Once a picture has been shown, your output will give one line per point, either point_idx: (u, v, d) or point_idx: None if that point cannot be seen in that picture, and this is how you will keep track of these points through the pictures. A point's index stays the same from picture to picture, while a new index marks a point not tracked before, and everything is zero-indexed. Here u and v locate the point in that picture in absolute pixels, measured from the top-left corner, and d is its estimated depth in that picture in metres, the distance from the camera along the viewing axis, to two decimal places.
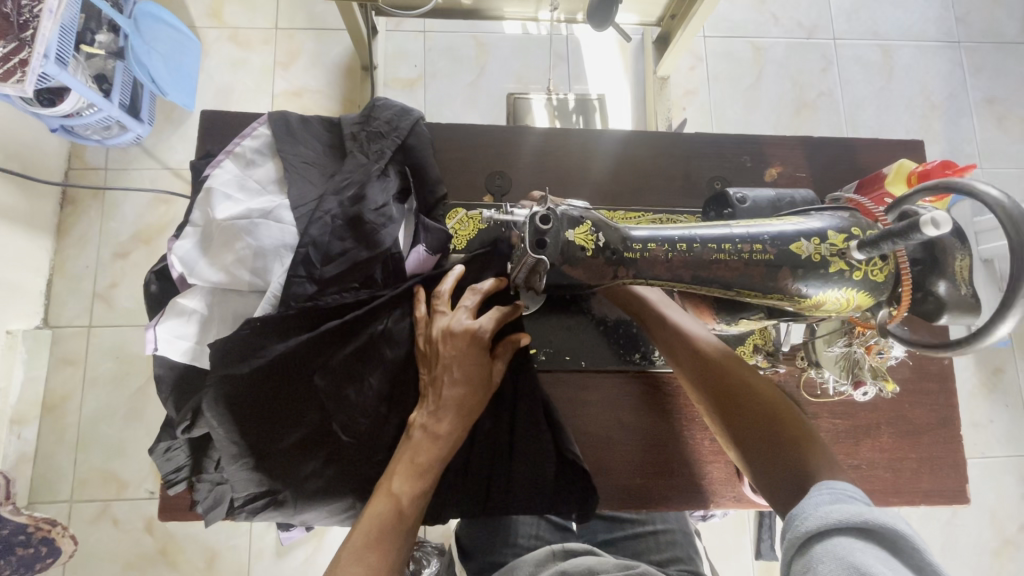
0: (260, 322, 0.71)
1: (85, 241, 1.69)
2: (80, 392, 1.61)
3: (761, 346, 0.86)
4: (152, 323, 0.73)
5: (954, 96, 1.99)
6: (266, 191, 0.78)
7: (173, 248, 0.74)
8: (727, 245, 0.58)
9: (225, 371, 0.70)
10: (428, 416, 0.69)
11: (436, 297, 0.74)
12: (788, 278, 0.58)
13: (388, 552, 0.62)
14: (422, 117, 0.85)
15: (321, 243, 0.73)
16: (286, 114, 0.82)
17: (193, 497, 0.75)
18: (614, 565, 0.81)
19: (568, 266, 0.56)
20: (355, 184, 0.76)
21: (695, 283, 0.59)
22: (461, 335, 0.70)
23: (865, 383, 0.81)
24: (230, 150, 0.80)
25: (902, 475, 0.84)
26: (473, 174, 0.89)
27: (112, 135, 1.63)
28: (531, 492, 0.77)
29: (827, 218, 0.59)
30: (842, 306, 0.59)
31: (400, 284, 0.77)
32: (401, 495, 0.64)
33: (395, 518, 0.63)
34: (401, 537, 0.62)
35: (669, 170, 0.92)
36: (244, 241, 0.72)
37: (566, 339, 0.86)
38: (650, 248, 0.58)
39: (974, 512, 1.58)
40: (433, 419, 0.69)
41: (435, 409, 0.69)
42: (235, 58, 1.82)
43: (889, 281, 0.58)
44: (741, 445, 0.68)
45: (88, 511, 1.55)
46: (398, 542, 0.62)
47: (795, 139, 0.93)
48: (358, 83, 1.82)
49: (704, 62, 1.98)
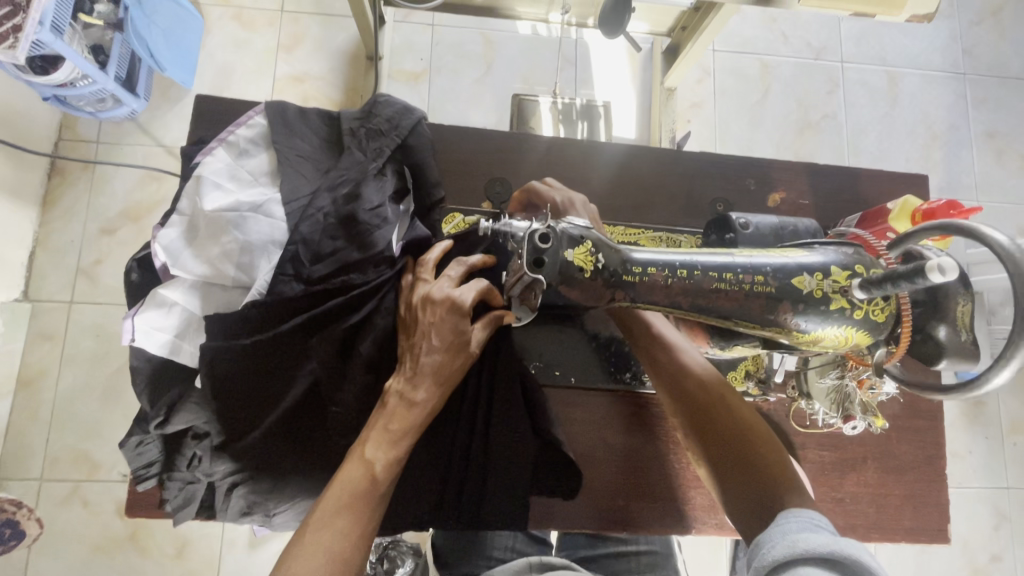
0: (249, 316, 0.69)
1: (70, 215, 1.64)
2: (56, 370, 1.57)
3: (753, 372, 0.85)
4: (132, 312, 0.72)
5: (956, 127, 2.00)
6: (258, 183, 0.75)
7: (158, 236, 0.72)
8: (729, 274, 0.56)
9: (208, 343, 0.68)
10: (404, 383, 0.66)
11: (420, 265, 0.72)
12: (788, 312, 0.56)
13: (360, 518, 0.59)
14: (425, 117, 0.83)
15: (311, 241, 0.71)
16: (284, 105, 0.80)
17: (163, 494, 0.72)
18: None
19: (565, 287, 0.54)
20: (351, 182, 0.74)
21: (695, 311, 0.58)
22: (441, 301, 0.67)
23: (855, 417, 0.81)
24: (223, 138, 0.77)
25: (884, 510, 0.84)
26: (473, 179, 0.88)
27: (106, 108, 1.59)
28: (509, 488, 0.76)
29: (829, 253, 0.58)
30: (840, 343, 0.58)
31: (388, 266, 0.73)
32: (374, 460, 0.61)
33: (367, 485, 0.61)
34: (374, 504, 0.60)
35: (672, 188, 0.90)
36: (231, 234, 0.69)
37: (551, 345, 0.84)
38: (649, 272, 0.56)
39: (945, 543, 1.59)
40: (409, 389, 0.65)
41: (411, 377, 0.66)
42: (238, 38, 1.78)
43: (890, 321, 0.57)
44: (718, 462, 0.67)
45: (58, 491, 1.51)
46: (371, 509, 0.60)
47: (800, 164, 0.92)
48: (361, 72, 1.79)
49: (712, 75, 1.97)
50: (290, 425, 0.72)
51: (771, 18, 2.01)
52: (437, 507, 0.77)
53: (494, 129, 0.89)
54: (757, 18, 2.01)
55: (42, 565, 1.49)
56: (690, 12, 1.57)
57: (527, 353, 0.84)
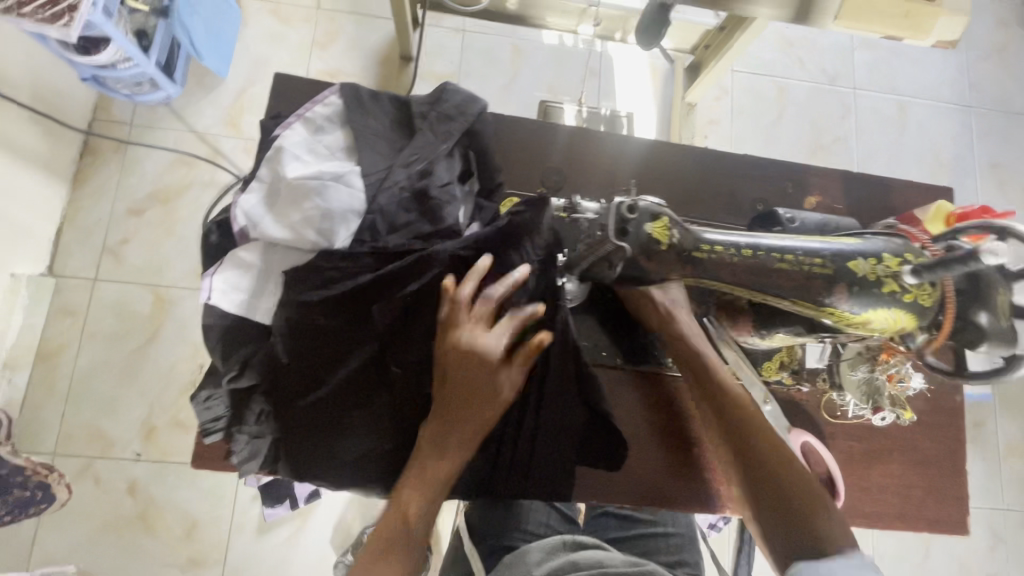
0: (328, 276, 0.74)
1: (100, 194, 1.67)
2: (77, 345, 1.58)
3: (787, 363, 0.88)
4: (209, 272, 0.75)
5: (961, 156, 2.08)
6: (334, 157, 0.80)
7: (239, 200, 0.75)
8: (790, 255, 0.61)
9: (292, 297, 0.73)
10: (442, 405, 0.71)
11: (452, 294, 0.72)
12: (844, 293, 0.61)
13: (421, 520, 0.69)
14: (487, 105, 0.87)
15: (388, 212, 0.76)
16: (358, 87, 0.84)
17: (230, 448, 0.75)
18: (622, 561, 0.83)
19: (643, 257, 0.58)
20: (423, 160, 0.79)
21: (756, 288, 0.62)
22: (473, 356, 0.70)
23: (884, 409, 0.85)
24: (301, 114, 0.82)
25: (908, 501, 0.88)
26: (529, 168, 0.93)
27: (142, 92, 1.63)
28: (554, 455, 0.81)
29: (881, 241, 0.63)
30: (889, 326, 0.62)
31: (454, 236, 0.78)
32: (427, 471, 0.70)
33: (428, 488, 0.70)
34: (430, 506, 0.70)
35: (716, 187, 0.95)
36: (313, 201, 0.73)
37: (596, 328, 0.88)
38: (717, 250, 0.61)
39: (943, 556, 1.63)
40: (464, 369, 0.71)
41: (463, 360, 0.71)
42: (275, 32, 1.84)
43: (935, 307, 0.62)
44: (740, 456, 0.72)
45: (71, 466, 1.51)
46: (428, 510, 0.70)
47: (834, 172, 0.98)
48: (394, 72, 1.84)
49: (729, 95, 2.04)
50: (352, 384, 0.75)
51: (788, 44, 2.10)
52: (485, 473, 0.80)
53: (549, 123, 0.95)
54: (774, 42, 2.09)
55: (48, 541, 1.48)
56: (716, 31, 1.65)
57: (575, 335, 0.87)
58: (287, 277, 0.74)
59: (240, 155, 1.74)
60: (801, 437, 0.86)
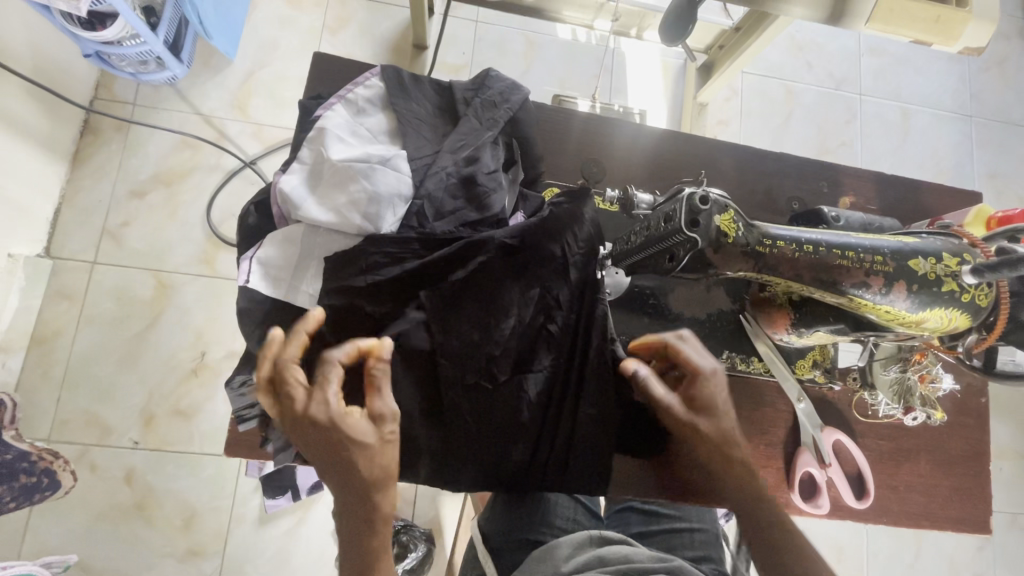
0: (374, 260, 0.72)
1: (101, 174, 1.62)
2: (77, 329, 1.53)
3: (819, 362, 0.88)
4: (247, 253, 0.74)
5: (961, 165, 2.12)
6: (377, 140, 0.78)
7: (280, 181, 0.73)
8: (851, 252, 0.61)
9: (331, 284, 0.72)
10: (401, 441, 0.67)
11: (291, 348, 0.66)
12: (903, 291, 0.61)
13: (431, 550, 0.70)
14: (530, 94, 0.86)
15: (435, 198, 0.74)
16: (400, 70, 0.82)
17: (266, 435, 0.72)
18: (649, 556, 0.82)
19: (710, 251, 0.57)
20: (470, 147, 0.77)
21: (815, 284, 0.62)
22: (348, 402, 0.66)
23: (915, 409, 0.87)
24: (341, 96, 0.80)
25: (934, 500, 0.89)
26: (568, 159, 0.91)
27: (147, 71, 1.58)
28: (592, 447, 0.80)
29: (938, 241, 0.63)
30: (943, 325, 0.63)
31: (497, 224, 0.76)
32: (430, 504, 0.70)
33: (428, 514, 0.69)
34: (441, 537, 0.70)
35: (752, 185, 0.95)
36: (360, 183, 0.71)
37: (634, 323, 0.85)
38: (779, 245, 0.60)
39: (937, 558, 1.65)
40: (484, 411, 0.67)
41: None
42: (285, 15, 1.80)
43: (990, 307, 0.62)
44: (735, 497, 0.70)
45: (66, 454, 1.47)
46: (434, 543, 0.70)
47: (867, 173, 0.98)
48: (406, 61, 1.81)
49: (739, 96, 2.05)
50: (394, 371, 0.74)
51: (797, 47, 2.11)
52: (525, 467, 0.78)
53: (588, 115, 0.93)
54: (784, 45, 2.11)
55: (42, 531, 1.43)
56: (731, 32, 1.66)
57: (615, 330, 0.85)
58: (330, 265, 0.72)
59: (247, 140, 1.70)
60: (833, 433, 0.87)
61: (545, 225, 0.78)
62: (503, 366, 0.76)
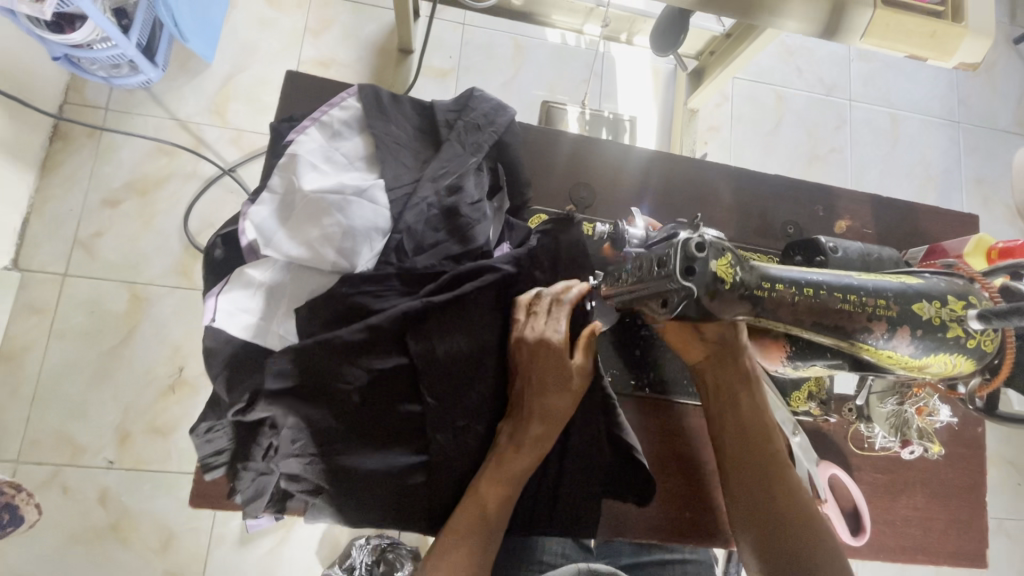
0: (352, 302, 0.67)
1: (72, 182, 1.55)
2: (46, 345, 1.46)
3: (815, 394, 0.86)
4: (213, 290, 0.69)
5: (950, 171, 2.11)
6: (353, 166, 0.73)
7: (249, 213, 0.69)
8: (852, 296, 0.58)
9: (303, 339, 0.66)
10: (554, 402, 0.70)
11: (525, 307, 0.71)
12: (905, 336, 0.58)
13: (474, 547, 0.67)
14: (516, 114, 0.82)
15: (415, 231, 0.70)
16: (378, 89, 0.78)
17: (234, 485, 0.68)
18: None
19: (708, 300, 0.54)
20: (453, 175, 0.73)
21: (814, 329, 0.59)
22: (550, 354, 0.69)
23: (913, 443, 0.84)
24: (316, 118, 0.75)
25: (930, 533, 0.87)
26: (558, 184, 0.87)
27: (120, 75, 1.51)
28: (581, 488, 0.77)
29: (940, 281, 0.60)
30: (946, 370, 0.60)
31: (482, 258, 0.72)
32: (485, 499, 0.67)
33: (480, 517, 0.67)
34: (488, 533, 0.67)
35: (746, 208, 0.92)
36: (334, 217, 0.66)
37: (621, 355, 0.84)
38: (778, 288, 0.57)
39: None
40: (513, 439, 0.69)
41: (516, 429, 0.69)
42: (265, 17, 1.73)
43: (995, 351, 0.60)
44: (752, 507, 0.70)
45: (36, 475, 1.40)
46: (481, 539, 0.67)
47: (864, 195, 0.96)
48: (390, 64, 1.75)
49: (730, 101, 2.02)
50: (371, 424, 0.69)
51: (788, 52, 2.09)
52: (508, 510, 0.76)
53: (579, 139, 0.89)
54: (775, 51, 2.09)
55: (8, 558, 1.37)
56: (722, 37, 1.62)
57: (602, 366, 0.83)
58: (303, 307, 0.67)
59: (225, 147, 1.63)
60: (828, 467, 0.84)
61: (532, 260, 0.75)
62: (491, 410, 0.72)
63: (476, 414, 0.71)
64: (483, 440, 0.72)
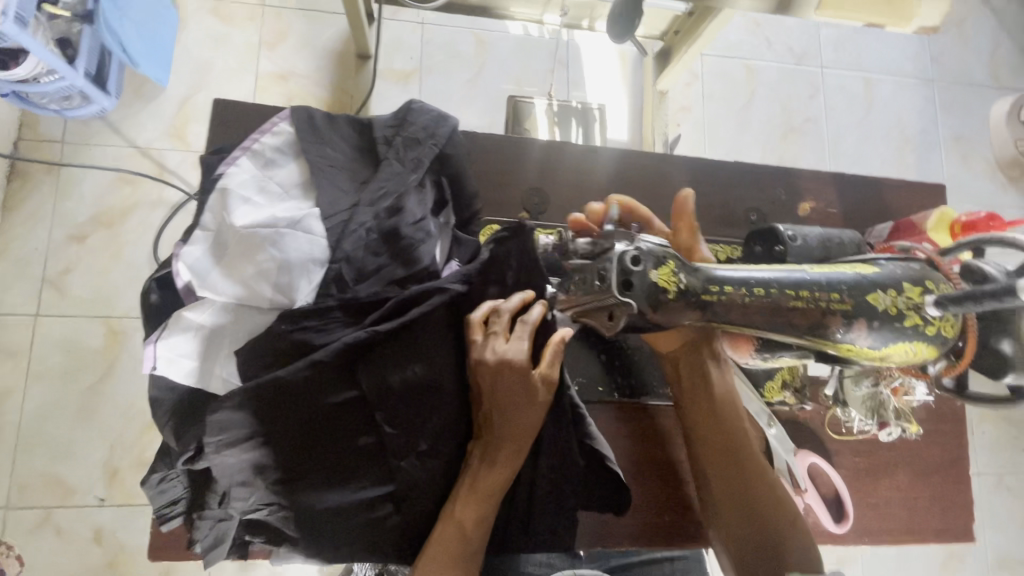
0: (293, 340, 0.65)
1: (34, 220, 1.50)
2: (14, 394, 1.42)
3: (789, 381, 0.85)
4: (151, 337, 0.66)
5: (926, 131, 2.09)
6: (289, 195, 0.71)
7: (181, 254, 0.66)
8: (805, 291, 0.56)
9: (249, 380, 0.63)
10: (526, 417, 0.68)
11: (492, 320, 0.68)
12: (862, 328, 0.56)
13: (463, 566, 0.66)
14: (459, 123, 0.79)
15: (355, 259, 0.68)
16: (311, 110, 0.75)
17: (192, 535, 0.66)
18: None
19: (652, 312, 0.52)
20: (392, 195, 0.70)
21: (769, 327, 0.57)
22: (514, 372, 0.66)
23: (890, 424, 0.83)
24: (247, 146, 0.72)
25: (915, 513, 0.86)
26: (508, 196, 0.85)
27: (73, 107, 1.45)
28: (558, 502, 0.74)
29: (897, 268, 0.58)
30: (909, 358, 0.58)
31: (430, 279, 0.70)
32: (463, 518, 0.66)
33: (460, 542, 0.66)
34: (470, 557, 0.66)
35: (706, 199, 0.90)
36: (268, 252, 0.64)
37: (588, 362, 0.83)
38: (727, 291, 0.55)
39: None
40: (485, 458, 0.67)
41: (487, 449, 0.67)
42: (218, 33, 1.66)
43: (956, 334, 0.58)
44: (727, 501, 0.71)
45: (27, 520, 1.37)
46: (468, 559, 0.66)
47: (826, 174, 0.93)
48: (351, 70, 1.69)
49: (700, 80, 1.99)
50: (331, 459, 0.67)
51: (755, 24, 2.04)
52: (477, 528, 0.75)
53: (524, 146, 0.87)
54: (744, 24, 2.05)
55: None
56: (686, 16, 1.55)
57: (569, 373, 0.81)
58: (244, 349, 0.65)
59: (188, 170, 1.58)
60: (807, 457, 0.83)
61: (483, 274, 0.72)
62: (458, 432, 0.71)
63: (441, 438, 0.69)
64: (450, 463, 0.70)
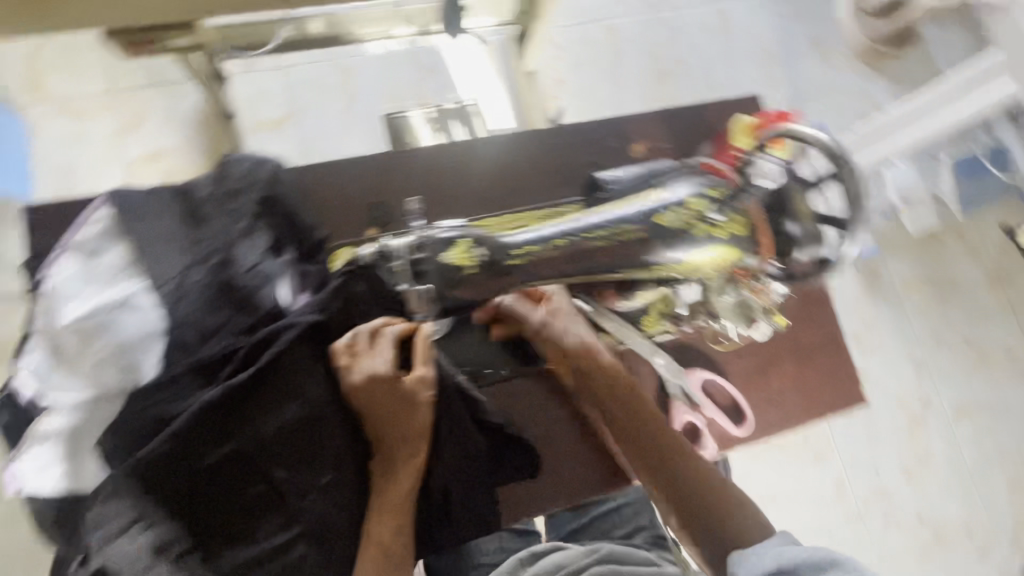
0: (149, 414, 0.65)
1: None
2: None
3: (665, 313, 0.85)
4: (11, 458, 0.66)
5: (788, 39, 1.94)
6: (117, 277, 0.70)
7: (21, 366, 0.67)
8: (592, 231, 0.70)
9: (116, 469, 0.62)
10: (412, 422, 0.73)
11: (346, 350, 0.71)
12: (656, 250, 0.71)
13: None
14: (281, 160, 0.79)
15: (197, 319, 0.68)
16: (126, 190, 0.74)
17: None
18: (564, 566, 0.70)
19: (455, 288, 0.69)
20: (219, 249, 0.70)
21: (572, 269, 0.72)
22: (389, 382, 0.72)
23: (760, 321, 0.82)
24: (68, 244, 0.72)
25: (804, 390, 0.96)
26: (349, 214, 0.88)
27: None
28: (472, 489, 0.78)
29: (681, 188, 0.71)
30: (717, 263, 0.71)
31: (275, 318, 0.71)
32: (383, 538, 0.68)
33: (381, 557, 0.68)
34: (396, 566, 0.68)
35: (543, 167, 0.94)
36: (103, 338, 0.66)
37: (473, 352, 0.84)
38: (525, 252, 0.70)
39: None
40: (386, 471, 0.71)
41: (385, 465, 0.72)
42: (76, 131, 1.37)
43: (750, 231, 0.71)
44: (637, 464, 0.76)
45: None
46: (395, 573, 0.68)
47: (653, 115, 0.99)
48: (215, 133, 1.42)
49: (563, 50, 1.81)
50: (225, 520, 0.65)
51: None
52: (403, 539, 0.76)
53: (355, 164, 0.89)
54: None
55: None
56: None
57: (452, 362, 0.82)
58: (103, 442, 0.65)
59: None
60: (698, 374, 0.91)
61: (331, 299, 0.71)
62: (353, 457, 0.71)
63: (339, 463, 0.70)
64: (354, 485, 0.71)
